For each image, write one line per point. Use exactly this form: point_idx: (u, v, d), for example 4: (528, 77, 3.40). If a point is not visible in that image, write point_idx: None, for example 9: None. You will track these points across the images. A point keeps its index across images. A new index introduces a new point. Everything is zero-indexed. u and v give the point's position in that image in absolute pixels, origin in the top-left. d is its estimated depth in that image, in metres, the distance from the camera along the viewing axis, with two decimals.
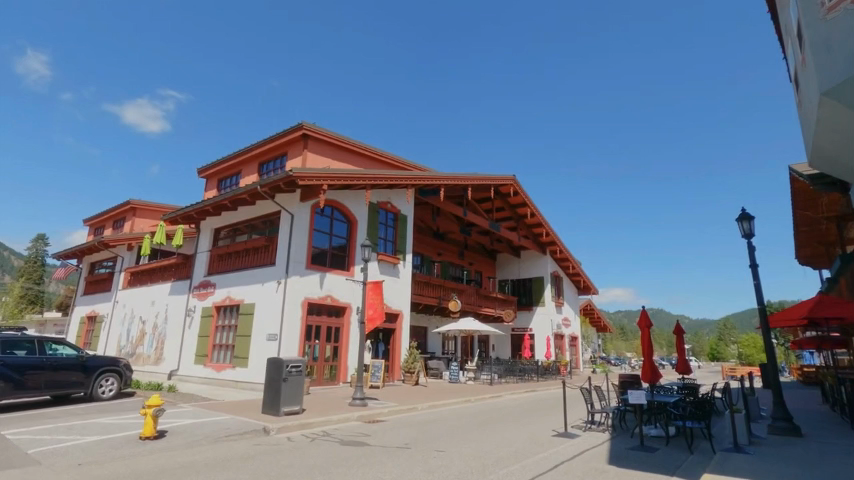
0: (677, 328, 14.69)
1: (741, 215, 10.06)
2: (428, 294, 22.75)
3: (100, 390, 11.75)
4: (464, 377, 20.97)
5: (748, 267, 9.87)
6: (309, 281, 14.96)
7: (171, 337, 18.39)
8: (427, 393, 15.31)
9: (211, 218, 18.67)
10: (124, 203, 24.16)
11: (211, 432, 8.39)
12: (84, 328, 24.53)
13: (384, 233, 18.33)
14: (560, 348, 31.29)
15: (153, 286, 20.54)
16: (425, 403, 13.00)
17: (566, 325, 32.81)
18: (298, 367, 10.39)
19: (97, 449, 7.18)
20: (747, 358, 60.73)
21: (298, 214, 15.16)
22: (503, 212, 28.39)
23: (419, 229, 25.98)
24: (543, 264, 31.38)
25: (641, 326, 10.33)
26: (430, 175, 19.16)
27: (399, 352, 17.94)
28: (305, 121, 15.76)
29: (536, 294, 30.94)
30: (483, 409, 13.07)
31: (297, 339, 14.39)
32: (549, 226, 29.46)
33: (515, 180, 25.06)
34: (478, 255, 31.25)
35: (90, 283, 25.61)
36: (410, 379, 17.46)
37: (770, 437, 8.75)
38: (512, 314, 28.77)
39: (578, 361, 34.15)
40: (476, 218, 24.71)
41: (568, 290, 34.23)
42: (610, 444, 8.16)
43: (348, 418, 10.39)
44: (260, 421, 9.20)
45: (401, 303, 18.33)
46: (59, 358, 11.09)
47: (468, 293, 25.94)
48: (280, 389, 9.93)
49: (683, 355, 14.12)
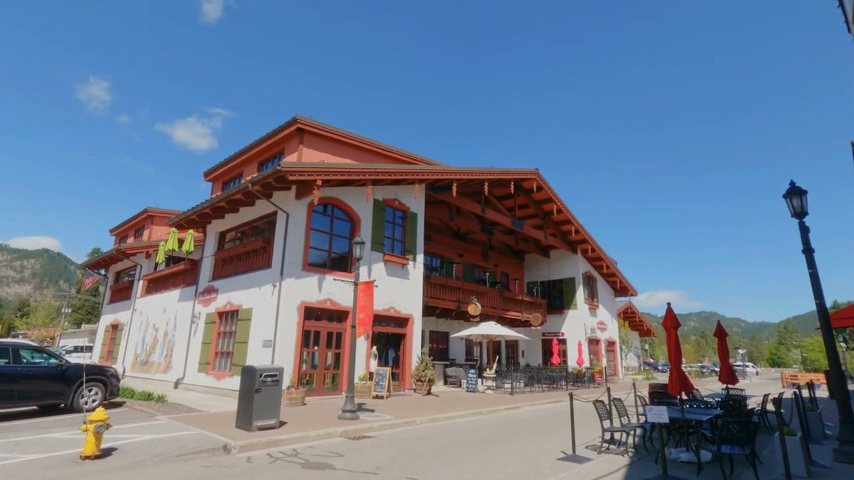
0: (719, 330, 12.73)
1: (789, 191, 8.29)
2: (445, 297, 21.52)
3: (83, 400, 11.19)
4: (483, 386, 19.45)
5: (801, 252, 8.07)
6: (306, 283, 14.08)
7: (178, 344, 18.02)
8: (435, 405, 14.00)
9: (216, 221, 18.23)
10: (142, 212, 24.29)
11: (162, 450, 7.49)
12: (108, 337, 24.74)
13: (392, 232, 17.30)
14: (595, 354, 29.12)
15: (165, 293, 20.34)
16: (426, 416, 11.71)
17: (602, 329, 30.54)
18: (274, 377, 9.46)
19: (23, 472, 6.38)
20: (812, 363, 55.35)
21: (294, 212, 14.34)
22: (527, 209, 26.71)
23: (438, 229, 24.77)
24: (574, 264, 29.39)
25: (667, 328, 8.68)
26: (439, 169, 17.95)
27: (409, 359, 16.83)
28: (300, 115, 14.95)
29: (567, 296, 29.01)
30: (491, 423, 11.64)
31: (293, 346, 13.47)
32: (578, 223, 27.47)
33: (537, 173, 23.43)
34: (504, 255, 29.63)
35: (114, 293, 25.90)
36: (421, 388, 16.35)
37: (836, 467, 6.92)
38: (540, 318, 27.00)
39: (616, 368, 31.78)
40: (496, 216, 23.20)
41: (603, 292, 31.94)
42: (626, 474, 6.68)
43: (330, 434, 9.27)
44: (223, 437, 8.24)
45: (411, 306, 17.21)
46: (36, 367, 10.55)
47: (491, 297, 24.45)
48: (252, 402, 8.95)
49: (728, 361, 12.16)
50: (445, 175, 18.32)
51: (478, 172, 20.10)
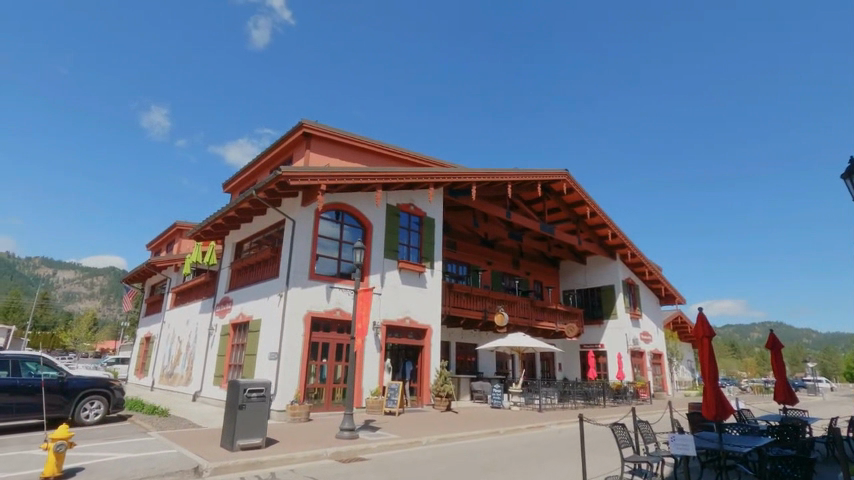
0: (773, 341, 11.00)
1: (846, 171, 6.91)
2: (470, 307, 20.45)
3: (84, 414, 11.05)
4: (509, 402, 18.18)
5: None
6: (314, 292, 13.51)
7: (198, 357, 17.94)
8: (450, 423, 12.95)
9: (234, 232, 18.16)
10: (172, 226, 24.89)
11: (127, 472, 6.91)
12: (143, 349, 25.25)
13: (408, 239, 16.55)
14: (639, 367, 26.93)
15: (189, 305, 20.46)
16: (434, 436, 10.69)
17: (647, 341, 28.32)
18: (260, 392, 8.79)
19: None
20: None
21: (301, 219, 13.88)
22: (559, 213, 25.27)
23: (463, 236, 23.82)
24: (613, 270, 27.47)
25: (700, 338, 7.34)
26: (456, 171, 17.06)
27: (428, 373, 15.88)
28: (307, 120, 14.59)
29: (607, 305, 27.12)
30: (507, 445, 10.44)
31: (299, 358, 12.86)
32: (615, 226, 25.65)
33: (566, 174, 22.09)
34: (536, 263, 28.16)
35: (148, 307, 26.61)
36: (440, 404, 15.36)
37: None
38: (576, 329, 25.28)
39: (665, 383, 29.32)
40: (523, 220, 21.99)
41: (647, 300, 29.70)
42: None
43: (318, 456, 8.46)
44: (198, 458, 7.65)
45: (430, 317, 16.29)
46: (36, 380, 10.42)
47: (521, 307, 23.10)
48: (235, 419, 8.32)
49: (784, 377, 10.45)
50: (464, 178, 17.41)
51: (501, 174, 19.08)
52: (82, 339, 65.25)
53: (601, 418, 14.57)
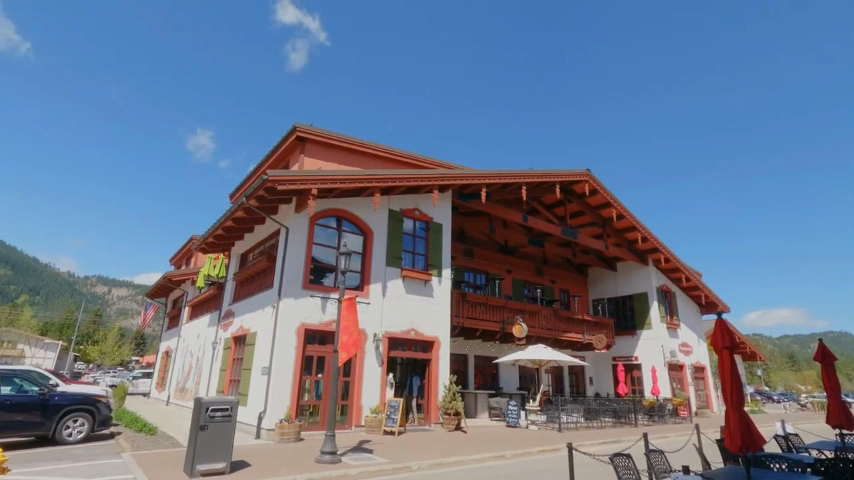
0: (821, 352, 9.42)
1: None
2: (487, 318, 19.26)
3: (66, 431, 10.71)
4: (526, 420, 16.77)
5: None
6: (307, 303, 12.81)
7: (204, 372, 17.56)
8: (453, 444, 11.84)
9: (239, 243, 17.80)
10: (188, 240, 25.01)
11: None
12: (163, 363, 25.35)
13: (412, 245, 15.69)
14: (678, 382, 24.72)
15: (200, 319, 20.26)
16: (427, 460, 9.61)
17: (687, 353, 26.08)
18: (226, 411, 8.01)
19: None
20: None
21: (294, 226, 13.24)
22: (583, 216, 23.81)
23: (480, 243, 22.69)
24: (645, 277, 25.55)
25: (719, 350, 6.11)
26: (463, 173, 16.10)
27: (435, 389, 14.79)
28: (302, 124, 14.03)
29: (639, 314, 25.19)
30: (510, 472, 9.26)
31: (291, 373, 12.12)
32: (646, 229, 23.85)
33: (589, 174, 20.74)
34: (562, 270, 26.58)
35: (169, 320, 26.87)
36: (448, 423, 14.21)
37: None
38: (605, 340, 23.51)
39: (710, 400, 26.89)
40: (543, 224, 20.65)
41: (685, 309, 27.47)
42: None
43: None
44: None
45: (438, 328, 15.28)
46: (16, 396, 10.08)
47: (544, 317, 21.63)
48: (195, 442, 7.61)
49: (838, 396, 8.82)
50: (472, 179, 16.41)
51: (514, 174, 17.95)
52: (125, 354, 67.53)
53: (600, 444, 12.58)
